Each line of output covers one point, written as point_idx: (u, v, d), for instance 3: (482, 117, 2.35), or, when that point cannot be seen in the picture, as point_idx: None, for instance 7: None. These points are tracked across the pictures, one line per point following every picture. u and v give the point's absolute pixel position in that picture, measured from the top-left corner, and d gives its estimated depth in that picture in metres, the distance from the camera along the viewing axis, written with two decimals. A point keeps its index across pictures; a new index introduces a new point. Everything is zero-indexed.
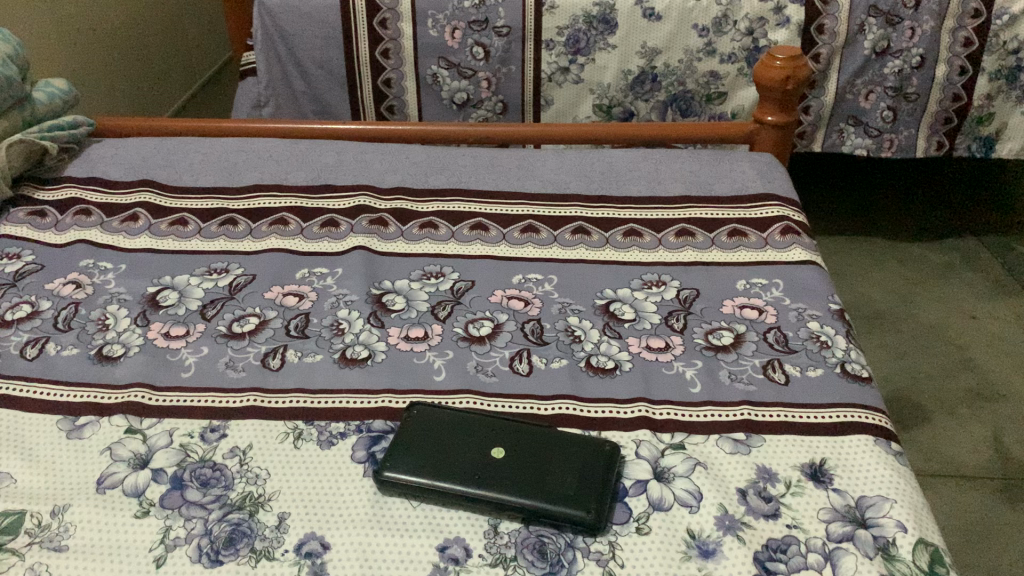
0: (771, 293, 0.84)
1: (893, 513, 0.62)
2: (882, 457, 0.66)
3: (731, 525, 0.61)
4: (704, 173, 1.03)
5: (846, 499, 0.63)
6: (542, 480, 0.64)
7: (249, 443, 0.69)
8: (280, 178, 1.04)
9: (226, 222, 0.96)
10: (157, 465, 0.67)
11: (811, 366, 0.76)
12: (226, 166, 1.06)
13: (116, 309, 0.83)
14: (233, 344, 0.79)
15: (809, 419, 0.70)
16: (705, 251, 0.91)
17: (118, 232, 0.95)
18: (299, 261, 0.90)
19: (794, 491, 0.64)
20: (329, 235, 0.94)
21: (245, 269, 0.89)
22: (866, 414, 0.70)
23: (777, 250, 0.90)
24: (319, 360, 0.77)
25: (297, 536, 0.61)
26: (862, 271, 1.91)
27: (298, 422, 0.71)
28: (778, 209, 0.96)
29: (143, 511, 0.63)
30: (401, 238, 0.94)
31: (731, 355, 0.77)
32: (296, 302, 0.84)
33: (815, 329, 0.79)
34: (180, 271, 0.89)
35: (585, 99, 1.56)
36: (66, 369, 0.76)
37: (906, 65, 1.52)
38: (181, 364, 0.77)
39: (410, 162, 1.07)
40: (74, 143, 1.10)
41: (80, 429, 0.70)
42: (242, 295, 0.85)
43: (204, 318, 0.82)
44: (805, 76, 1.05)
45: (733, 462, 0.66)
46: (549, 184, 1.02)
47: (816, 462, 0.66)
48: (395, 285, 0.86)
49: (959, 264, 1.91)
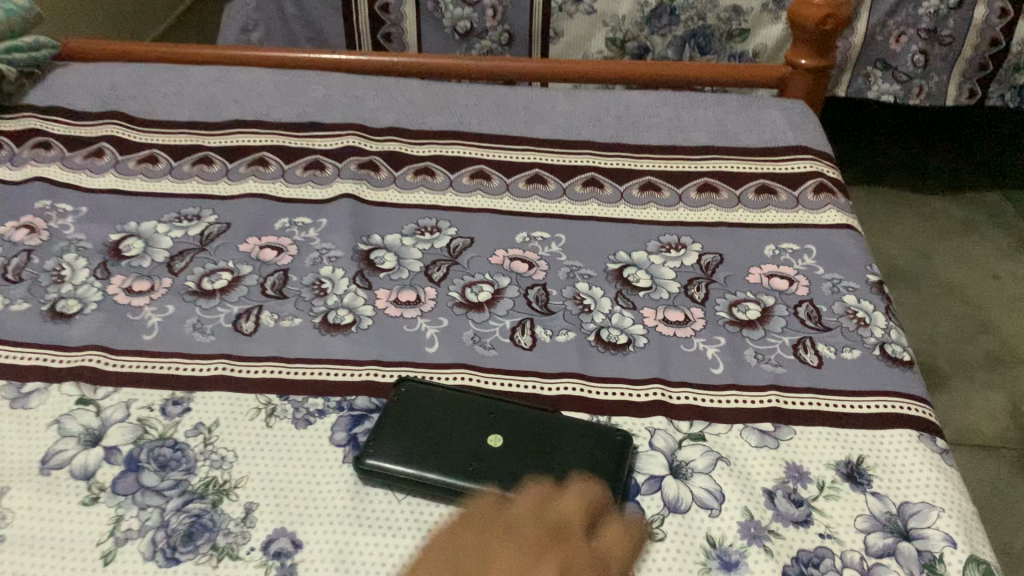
0: (802, 261, 0.76)
1: (940, 525, 0.55)
2: (926, 457, 0.59)
3: (757, 534, 0.54)
4: (730, 122, 0.93)
5: (887, 506, 0.56)
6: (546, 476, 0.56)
7: (216, 419, 0.61)
8: (262, 114, 0.94)
9: (201, 161, 0.86)
10: (111, 442, 0.60)
11: (848, 347, 0.68)
12: (203, 99, 0.96)
13: (73, 258, 0.75)
14: (202, 303, 0.70)
15: (845, 409, 0.63)
16: (732, 211, 0.81)
17: (80, 170, 0.85)
18: (280, 209, 0.80)
19: (828, 495, 0.57)
20: (314, 179, 0.84)
21: (218, 216, 0.79)
22: (908, 405, 0.63)
23: (809, 211, 0.81)
24: (297, 325, 0.68)
25: (266, 532, 0.54)
26: (880, 225, 1.82)
27: (272, 395, 0.63)
28: (811, 164, 0.87)
29: (91, 497, 0.56)
30: (394, 185, 0.84)
31: (758, 331, 0.69)
32: (274, 256, 0.75)
33: (851, 304, 0.71)
34: (147, 216, 0.79)
35: (598, 33, 1.44)
36: (15, 328, 0.68)
37: (943, 5, 1.41)
38: (143, 325, 0.69)
39: (405, 99, 0.97)
40: (37, 67, 1.00)
41: (26, 397, 0.63)
42: (214, 247, 0.76)
43: (170, 271, 0.73)
44: (846, 16, 0.94)
45: (759, 457, 0.59)
46: (559, 129, 0.93)
47: (852, 460, 0.59)
48: (384, 240, 0.77)
49: (983, 220, 1.82)
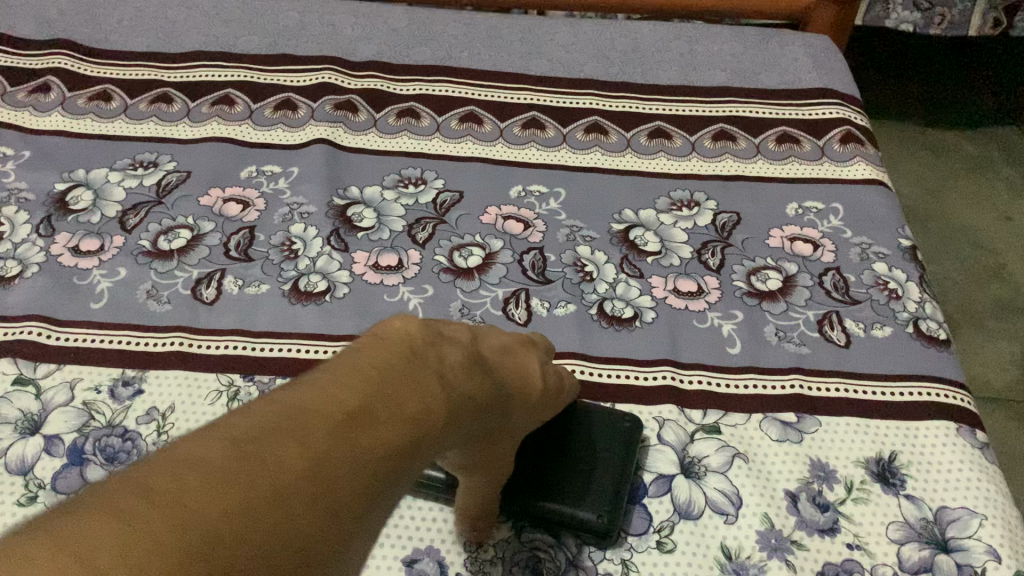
0: (828, 222, 0.68)
1: (983, 535, 0.49)
2: (966, 454, 0.53)
3: (778, 545, 0.49)
4: (748, 59, 0.84)
5: (923, 513, 0.50)
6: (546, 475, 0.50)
7: (170, 404, 0.54)
8: (228, 45, 0.84)
9: (159, 99, 0.77)
10: (52, 431, 0.53)
11: (878, 324, 0.61)
12: (162, 26, 0.86)
13: (13, 212, 0.67)
14: (158, 265, 0.63)
15: (877, 397, 0.56)
16: (750, 162, 0.74)
17: (23, 107, 0.76)
18: (247, 155, 0.72)
19: (857, 498, 0.51)
20: (285, 121, 0.75)
21: (178, 164, 0.71)
22: (946, 392, 0.56)
23: (836, 164, 0.73)
24: (264, 293, 0.61)
25: None
26: (891, 162, 1.74)
27: (234, 375, 0.56)
28: (837, 109, 0.79)
29: (28, 496, 0.50)
30: (375, 129, 0.76)
31: (778, 304, 0.62)
32: (239, 212, 0.67)
33: (882, 274, 0.64)
34: (98, 163, 0.71)
35: None
36: None
37: None
38: (91, 292, 0.61)
39: (387, 28, 0.88)
40: None
41: None
42: (172, 200, 0.68)
43: (123, 228, 0.65)
44: None
45: (782, 454, 0.53)
46: (559, 66, 0.84)
47: (884, 457, 0.53)
48: (363, 194, 0.69)
49: (998, 157, 1.74)
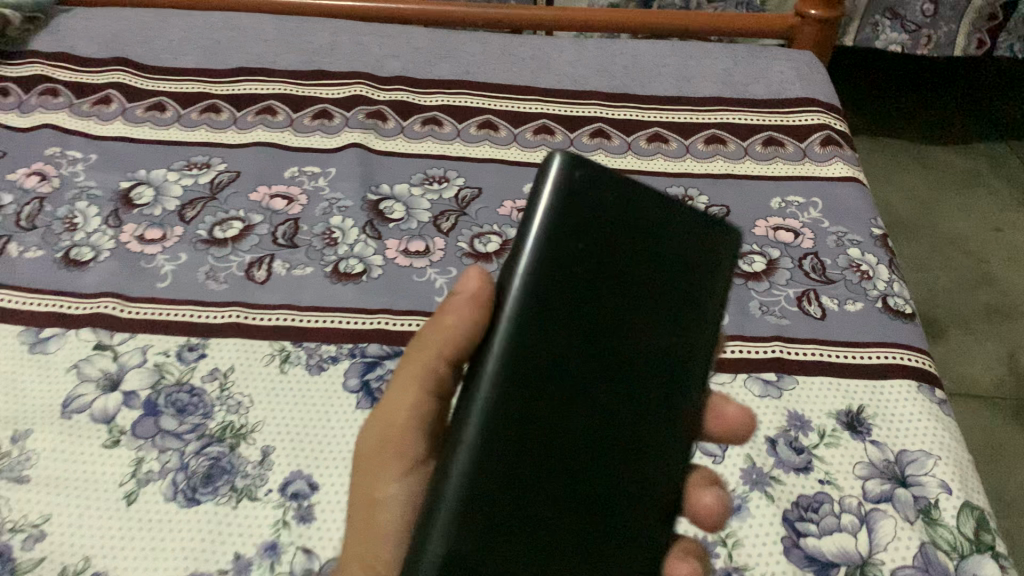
0: (808, 214, 0.76)
1: (937, 472, 0.56)
2: (925, 407, 0.61)
3: (758, 480, 0.56)
4: (738, 72, 0.93)
5: (885, 454, 0.58)
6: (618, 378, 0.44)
7: (230, 365, 0.62)
8: (268, 62, 0.93)
9: (209, 109, 0.86)
10: (129, 387, 0.61)
11: (851, 299, 0.69)
12: (208, 45, 0.95)
13: (85, 206, 0.75)
14: (215, 251, 0.71)
15: (848, 360, 0.64)
16: (739, 163, 0.82)
17: (87, 117, 0.85)
18: (289, 158, 0.81)
19: (829, 443, 0.58)
20: (322, 128, 0.84)
21: (228, 165, 0.80)
22: (909, 355, 0.64)
23: (816, 164, 0.82)
24: (309, 274, 0.69)
25: (283, 474, 0.56)
26: (884, 176, 1.82)
27: (285, 342, 0.64)
28: (818, 116, 0.87)
29: (112, 440, 0.58)
30: (402, 135, 0.84)
31: (763, 283, 0.70)
32: (284, 206, 0.75)
33: (855, 257, 0.72)
34: (157, 165, 0.80)
35: None
36: (28, 275, 0.69)
37: None
38: (157, 273, 0.69)
39: (411, 47, 0.97)
40: (40, 13, 0.99)
41: (44, 343, 0.64)
42: (224, 196, 0.76)
43: (182, 220, 0.74)
44: None
45: (763, 407, 0.61)
46: (567, 79, 0.93)
47: (853, 409, 0.61)
48: (393, 190, 0.78)
49: (986, 171, 1.82)
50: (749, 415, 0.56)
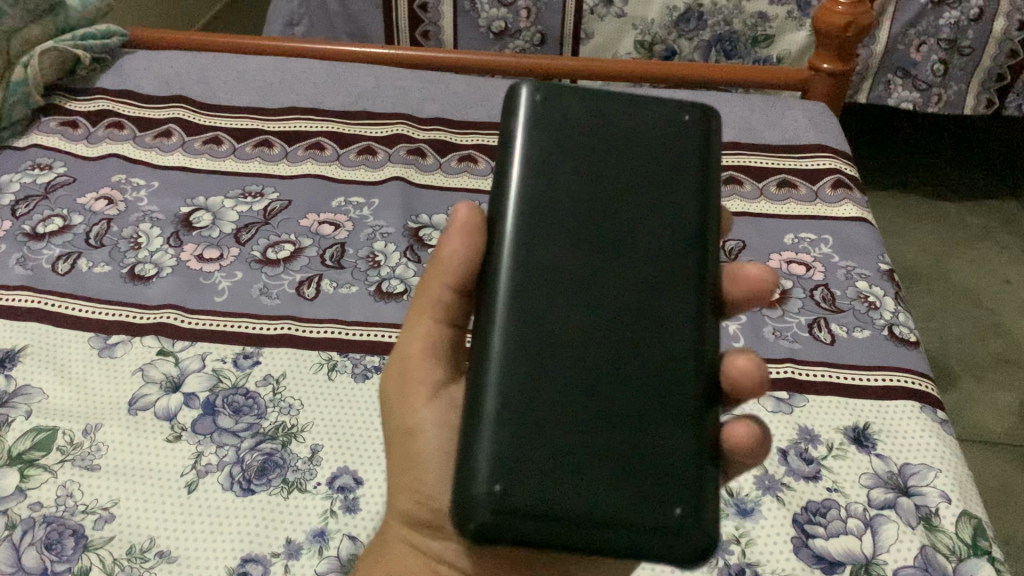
0: (819, 249, 0.82)
1: (937, 483, 0.60)
2: (927, 425, 0.65)
3: (771, 486, 0.61)
4: (755, 120, 0.99)
5: (890, 466, 0.62)
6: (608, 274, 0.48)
7: (282, 372, 0.68)
8: (316, 102, 1.00)
9: (261, 143, 0.93)
10: (190, 389, 0.66)
11: (858, 327, 0.73)
12: (261, 86, 1.03)
13: (148, 227, 0.82)
14: (268, 270, 0.77)
15: (855, 381, 0.68)
16: (755, 202, 0.88)
17: (150, 148, 0.92)
18: (336, 189, 0.87)
19: (836, 455, 0.63)
20: (366, 163, 0.91)
21: (280, 194, 0.86)
22: (913, 379, 0.69)
23: (828, 204, 0.87)
24: (354, 292, 0.75)
25: (330, 469, 0.61)
26: (898, 229, 1.87)
27: (333, 352, 0.70)
28: (830, 161, 0.93)
29: (174, 435, 0.63)
30: (439, 170, 0.91)
31: (776, 311, 0.75)
32: (331, 231, 0.81)
33: (863, 289, 0.77)
34: (214, 192, 0.86)
35: (627, 35, 1.41)
36: (97, 287, 0.75)
37: (964, 17, 1.41)
38: (214, 289, 0.75)
39: (449, 91, 1.04)
40: (107, 53, 1.07)
41: (112, 347, 0.70)
42: (276, 221, 0.83)
43: (237, 242, 0.80)
44: (868, 24, 0.99)
45: (775, 421, 0.65)
46: None
47: (860, 425, 0.65)
48: (432, 220, 0.84)
49: (997, 226, 1.86)
50: (772, 276, 0.55)
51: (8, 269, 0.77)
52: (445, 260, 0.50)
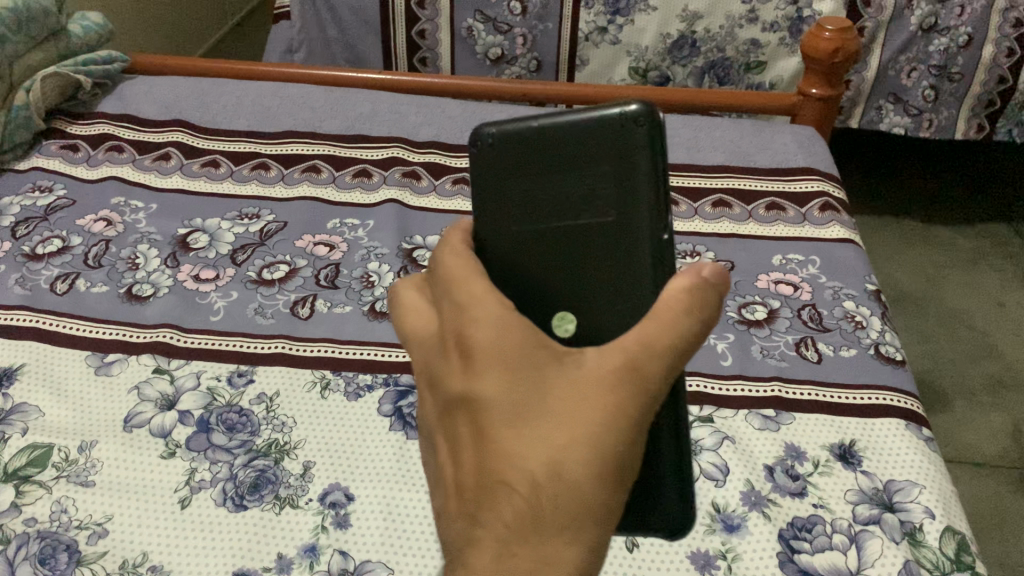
0: (807, 270, 0.83)
1: (922, 499, 0.61)
2: (912, 442, 0.66)
3: (757, 501, 0.61)
4: (745, 144, 1.01)
5: (875, 483, 0.63)
6: (581, 257, 0.49)
7: (276, 390, 0.69)
8: (313, 126, 1.02)
9: (259, 166, 0.95)
10: (184, 407, 0.67)
11: (845, 346, 0.74)
12: (259, 111, 1.05)
13: (146, 248, 0.83)
14: (263, 290, 0.78)
15: (841, 399, 0.69)
16: (743, 224, 0.89)
17: (149, 171, 0.94)
18: (331, 211, 0.88)
19: (822, 471, 0.64)
20: (361, 186, 0.92)
21: (276, 215, 0.87)
22: (898, 397, 0.69)
23: (815, 226, 0.88)
24: (348, 312, 0.76)
25: (322, 485, 0.62)
26: (891, 252, 1.89)
27: (326, 370, 0.71)
28: (818, 184, 0.94)
29: (168, 452, 0.64)
30: (434, 192, 0.92)
31: (764, 330, 0.76)
32: (326, 252, 0.83)
33: (851, 309, 0.78)
34: (212, 214, 0.88)
35: (621, 61, 1.43)
36: (95, 306, 0.76)
37: (952, 43, 1.42)
38: (210, 308, 0.76)
39: (444, 116, 1.05)
40: (109, 78, 1.09)
41: (108, 366, 0.70)
42: (272, 242, 0.84)
43: (233, 263, 0.81)
44: (855, 50, 1.00)
45: (762, 438, 0.66)
46: None
47: (845, 442, 0.66)
48: (425, 241, 0.85)
49: (991, 250, 1.88)
50: None
51: (7, 288, 0.78)
52: (670, 303, 0.39)
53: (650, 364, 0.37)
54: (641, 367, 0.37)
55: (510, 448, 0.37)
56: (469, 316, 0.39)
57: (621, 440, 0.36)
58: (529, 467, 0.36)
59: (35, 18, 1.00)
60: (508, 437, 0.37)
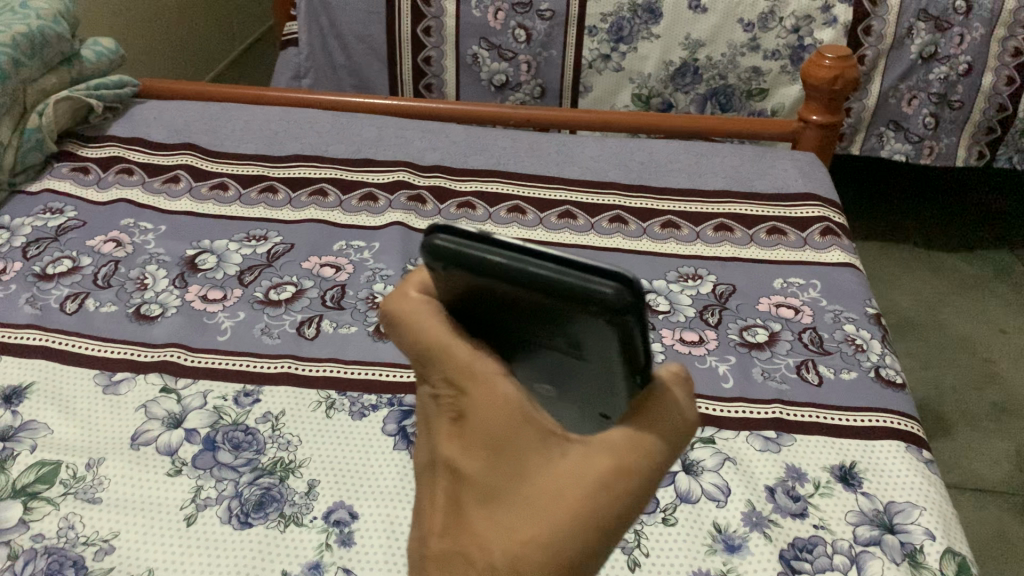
0: (808, 293, 0.84)
1: (921, 521, 0.62)
2: (912, 464, 0.66)
3: (758, 522, 0.62)
4: (745, 169, 1.02)
5: (875, 504, 0.63)
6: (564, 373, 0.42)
7: (281, 409, 0.69)
8: (320, 150, 1.04)
9: (266, 189, 0.96)
10: (191, 425, 0.68)
11: (846, 369, 0.75)
12: (267, 135, 1.06)
13: (154, 269, 0.84)
14: (270, 311, 0.79)
15: (842, 422, 0.70)
16: (744, 248, 0.90)
17: (159, 193, 0.95)
18: (337, 233, 0.90)
19: (823, 492, 0.64)
20: (368, 209, 0.93)
21: (283, 237, 0.89)
22: (898, 420, 0.70)
23: (816, 251, 0.89)
24: (353, 333, 0.77)
25: (326, 504, 0.62)
26: (893, 278, 1.89)
27: (331, 391, 0.71)
28: (819, 209, 0.95)
29: (175, 469, 0.64)
30: (438, 215, 0.93)
31: (765, 352, 0.77)
32: (333, 273, 0.84)
33: (851, 332, 0.79)
34: (220, 236, 0.89)
35: (624, 89, 1.45)
36: (104, 325, 0.77)
37: (952, 72, 1.43)
38: (217, 328, 0.77)
39: (449, 141, 1.07)
40: (119, 103, 1.11)
41: (116, 385, 0.71)
42: (279, 264, 0.85)
43: (240, 284, 0.82)
44: (853, 77, 1.02)
45: (762, 459, 0.67)
46: (589, 171, 1.02)
47: (846, 464, 0.66)
48: None
49: (993, 277, 1.88)
50: None
51: (18, 307, 0.79)
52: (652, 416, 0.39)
53: (634, 464, 0.38)
54: (626, 468, 0.38)
55: (482, 531, 0.39)
56: (467, 396, 0.41)
57: (578, 548, 0.37)
58: (491, 553, 0.38)
59: (48, 44, 1.02)
60: (479, 520, 0.39)
